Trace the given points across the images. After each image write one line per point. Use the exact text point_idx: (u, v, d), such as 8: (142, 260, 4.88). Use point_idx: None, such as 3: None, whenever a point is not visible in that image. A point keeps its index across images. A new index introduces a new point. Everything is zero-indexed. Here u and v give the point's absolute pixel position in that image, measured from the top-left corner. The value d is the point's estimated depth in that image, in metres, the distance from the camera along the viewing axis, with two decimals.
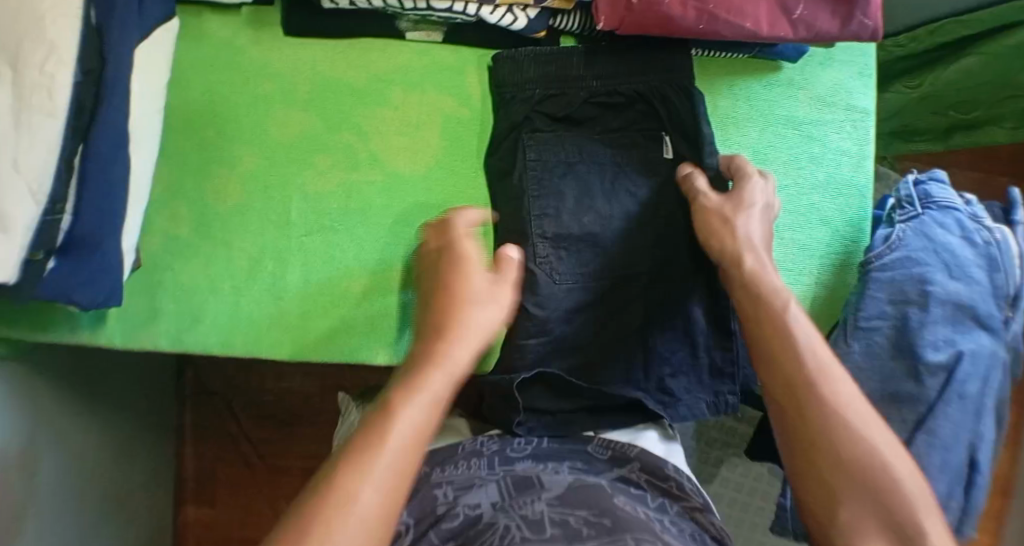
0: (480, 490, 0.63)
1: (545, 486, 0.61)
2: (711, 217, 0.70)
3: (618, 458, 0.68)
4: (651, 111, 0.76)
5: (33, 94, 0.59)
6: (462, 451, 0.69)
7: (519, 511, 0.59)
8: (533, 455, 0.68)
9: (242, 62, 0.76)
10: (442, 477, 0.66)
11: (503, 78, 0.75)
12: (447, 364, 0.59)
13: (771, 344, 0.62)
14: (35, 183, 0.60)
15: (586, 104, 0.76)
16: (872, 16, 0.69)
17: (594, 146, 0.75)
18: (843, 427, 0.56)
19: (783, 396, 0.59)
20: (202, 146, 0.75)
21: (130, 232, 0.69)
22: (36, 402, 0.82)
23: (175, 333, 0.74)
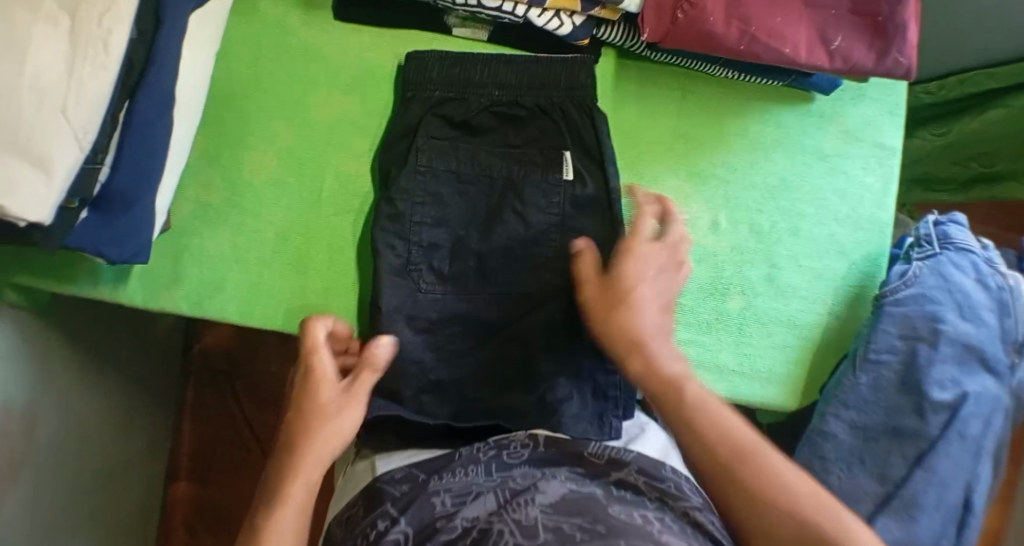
0: (478, 499, 0.59)
1: (542, 490, 0.58)
2: (613, 284, 0.65)
3: (615, 461, 0.65)
4: (550, 129, 0.76)
5: (88, 46, 0.60)
6: (459, 458, 0.67)
7: (513, 515, 0.54)
8: (529, 460, 0.66)
9: (290, 41, 0.78)
10: (439, 486, 0.63)
11: (409, 78, 0.76)
12: (323, 440, 0.64)
13: (684, 411, 0.56)
14: (81, 131, 0.60)
15: (484, 112, 0.76)
16: (907, 54, 0.70)
17: (485, 156, 0.75)
18: (794, 513, 0.49)
19: (721, 473, 0.52)
20: (242, 119, 0.77)
21: (164, 193, 0.70)
22: (46, 356, 0.83)
23: (195, 299, 0.74)
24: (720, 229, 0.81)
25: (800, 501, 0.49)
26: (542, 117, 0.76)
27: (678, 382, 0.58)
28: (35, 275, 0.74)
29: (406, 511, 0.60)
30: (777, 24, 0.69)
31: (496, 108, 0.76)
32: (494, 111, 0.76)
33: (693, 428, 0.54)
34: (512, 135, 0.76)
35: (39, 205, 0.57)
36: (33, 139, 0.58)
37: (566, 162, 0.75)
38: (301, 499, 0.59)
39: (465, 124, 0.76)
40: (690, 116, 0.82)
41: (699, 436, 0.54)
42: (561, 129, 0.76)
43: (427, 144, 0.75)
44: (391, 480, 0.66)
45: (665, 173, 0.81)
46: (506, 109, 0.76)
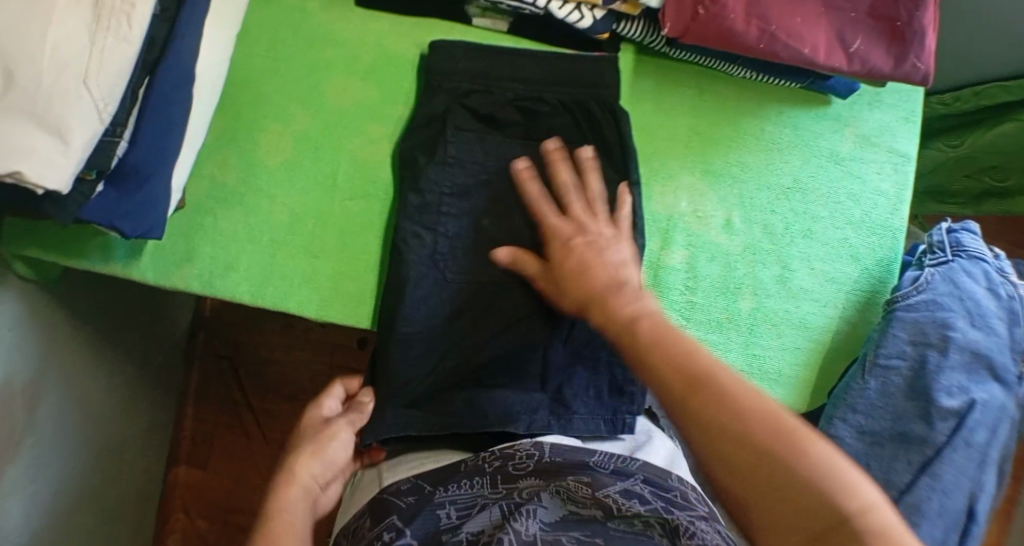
0: (483, 512, 0.58)
1: (543, 504, 0.58)
2: (576, 245, 0.66)
3: (621, 471, 0.65)
4: (572, 124, 0.76)
5: (112, 17, 0.61)
6: (463, 468, 0.66)
7: (516, 527, 0.54)
8: (535, 471, 0.64)
9: (310, 26, 0.79)
10: (443, 497, 0.62)
11: (434, 68, 0.77)
12: (317, 456, 0.66)
13: (640, 349, 0.53)
14: (102, 103, 0.60)
15: (510, 106, 0.76)
16: (924, 60, 0.71)
17: (510, 150, 0.75)
18: (741, 409, 0.46)
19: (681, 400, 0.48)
20: (260, 101, 0.77)
21: (179, 170, 0.71)
22: (51, 331, 0.83)
23: (205, 277, 0.74)
24: (733, 228, 0.81)
25: (761, 411, 0.46)
26: (565, 111, 0.77)
27: (638, 323, 0.55)
28: (47, 248, 0.74)
29: (410, 522, 0.59)
30: (797, 25, 0.69)
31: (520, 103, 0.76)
32: (516, 104, 0.77)
33: (656, 363, 0.51)
34: (534, 129, 0.76)
35: (57, 174, 0.58)
36: (53, 108, 0.58)
37: (585, 155, 0.75)
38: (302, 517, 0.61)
39: (489, 117, 0.76)
40: (705, 115, 0.82)
41: (662, 372, 0.51)
42: (582, 123, 0.76)
43: (453, 136, 0.75)
44: (397, 492, 0.64)
45: (678, 170, 0.81)
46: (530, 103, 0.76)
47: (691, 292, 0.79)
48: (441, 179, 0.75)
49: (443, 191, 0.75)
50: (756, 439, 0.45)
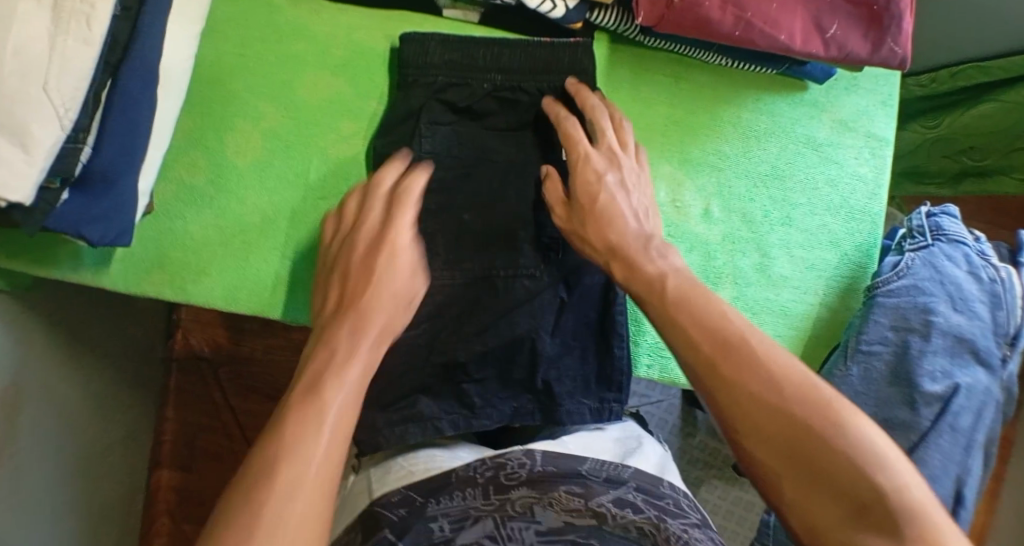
0: (476, 524, 0.56)
1: (538, 518, 0.56)
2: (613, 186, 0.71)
3: (614, 480, 0.65)
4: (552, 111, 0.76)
5: (72, 19, 0.58)
6: (455, 480, 0.65)
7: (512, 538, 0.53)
8: (527, 480, 0.63)
9: (277, 21, 0.76)
10: (436, 510, 0.61)
11: (409, 60, 0.75)
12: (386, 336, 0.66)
13: (675, 313, 0.60)
14: (63, 108, 0.58)
15: (488, 97, 0.75)
16: (902, 44, 0.70)
17: (490, 142, 0.75)
18: (761, 367, 0.54)
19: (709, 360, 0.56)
20: (228, 99, 0.75)
21: (147, 174, 0.69)
22: (23, 340, 0.81)
23: (178, 283, 0.73)
24: (712, 217, 0.80)
25: (784, 377, 0.53)
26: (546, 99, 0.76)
27: (665, 280, 0.63)
28: (12, 257, 0.72)
29: (403, 536, 0.57)
30: (774, 12, 0.68)
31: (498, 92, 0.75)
32: (495, 93, 0.75)
33: (685, 322, 0.59)
34: (513, 118, 0.76)
35: (20, 184, 0.56)
36: (14, 116, 0.56)
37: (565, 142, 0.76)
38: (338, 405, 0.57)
39: (467, 108, 0.75)
40: (683, 104, 0.81)
41: (689, 331, 0.58)
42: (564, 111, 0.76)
43: (431, 131, 0.74)
44: (388, 504, 0.64)
45: (657, 160, 0.80)
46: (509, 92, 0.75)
47: None
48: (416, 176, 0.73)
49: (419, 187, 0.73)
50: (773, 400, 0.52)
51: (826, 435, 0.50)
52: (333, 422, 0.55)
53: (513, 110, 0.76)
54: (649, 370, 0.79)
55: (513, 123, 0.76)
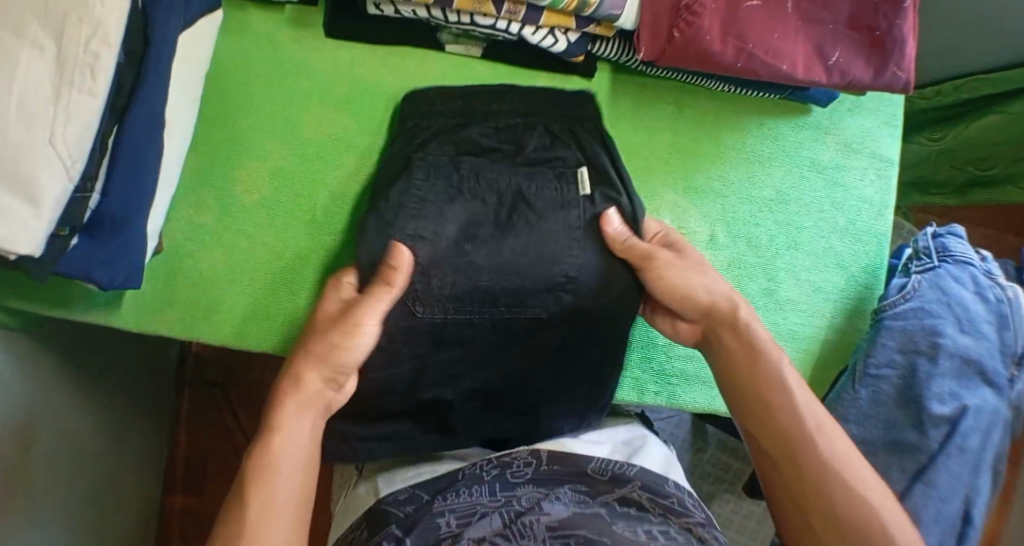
0: (483, 521, 0.60)
1: (546, 512, 0.60)
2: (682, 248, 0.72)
3: (618, 479, 0.67)
4: (556, 145, 0.74)
5: (75, 70, 0.59)
6: (462, 478, 0.68)
7: (522, 540, 0.56)
8: (533, 479, 0.67)
9: (281, 58, 0.76)
10: (443, 506, 0.63)
11: (410, 110, 0.75)
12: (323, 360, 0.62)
13: (722, 336, 0.67)
14: (69, 160, 0.59)
15: (491, 137, 0.74)
16: (905, 69, 0.70)
17: (492, 174, 0.72)
18: (779, 409, 0.61)
19: (743, 385, 0.64)
20: (234, 137, 0.75)
21: (155, 216, 0.69)
22: (36, 378, 0.82)
23: (188, 321, 0.74)
24: (718, 243, 0.80)
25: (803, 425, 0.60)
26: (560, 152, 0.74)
27: (719, 307, 0.67)
28: (25, 297, 0.73)
29: (410, 533, 0.60)
30: (775, 41, 0.68)
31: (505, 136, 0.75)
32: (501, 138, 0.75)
33: (725, 348, 0.66)
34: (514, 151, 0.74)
35: (28, 235, 0.58)
36: (20, 169, 0.57)
37: (582, 178, 0.73)
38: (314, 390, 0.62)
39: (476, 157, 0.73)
40: (686, 130, 0.81)
41: (728, 357, 0.66)
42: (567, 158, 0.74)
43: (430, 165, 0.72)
44: (395, 501, 0.66)
45: (662, 188, 0.80)
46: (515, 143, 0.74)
47: None
48: (411, 204, 0.70)
49: (413, 214, 0.70)
50: (794, 444, 0.60)
51: (831, 488, 0.57)
52: (298, 412, 0.60)
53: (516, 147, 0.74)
54: (656, 397, 0.79)
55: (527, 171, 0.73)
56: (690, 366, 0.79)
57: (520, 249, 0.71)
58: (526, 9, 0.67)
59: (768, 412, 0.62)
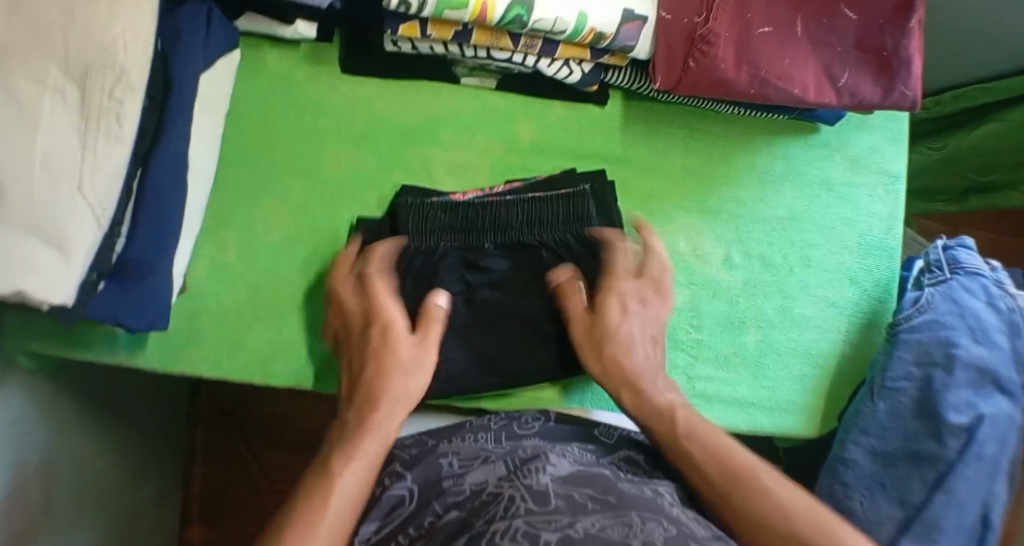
0: (485, 466, 0.67)
1: (551, 463, 0.64)
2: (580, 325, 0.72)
3: (625, 442, 0.74)
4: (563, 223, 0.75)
5: (101, 117, 0.59)
6: (469, 426, 0.75)
7: (524, 481, 0.61)
8: (540, 432, 0.74)
9: (298, 96, 0.76)
10: (447, 448, 0.71)
11: (412, 221, 0.74)
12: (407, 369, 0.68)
13: (679, 447, 0.64)
14: (98, 207, 0.59)
15: (506, 213, 0.75)
16: (912, 86, 0.71)
17: (508, 217, 0.75)
18: (765, 484, 0.59)
19: (718, 479, 0.61)
20: (253, 175, 0.75)
21: (179, 256, 0.69)
22: (51, 420, 0.80)
23: (214, 358, 0.73)
24: (732, 263, 0.82)
25: (801, 504, 0.58)
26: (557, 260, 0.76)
27: (674, 412, 0.66)
28: (43, 342, 0.72)
29: (415, 469, 0.69)
30: (787, 67, 0.69)
31: (472, 266, 0.75)
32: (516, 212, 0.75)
33: (694, 452, 0.63)
34: (510, 280, 0.75)
35: (60, 285, 0.57)
36: (50, 218, 0.56)
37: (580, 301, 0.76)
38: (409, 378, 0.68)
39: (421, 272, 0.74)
40: (698, 154, 0.82)
41: (697, 458, 0.63)
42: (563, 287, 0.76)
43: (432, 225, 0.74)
44: (401, 446, 0.74)
45: (675, 211, 0.81)
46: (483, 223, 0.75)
47: (696, 329, 0.81)
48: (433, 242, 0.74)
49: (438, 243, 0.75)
50: (752, 512, 0.58)
51: None
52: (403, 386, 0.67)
53: (513, 278, 0.75)
54: None
55: (504, 281, 0.75)
56: (710, 387, 0.80)
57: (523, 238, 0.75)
58: (542, 43, 0.68)
59: (753, 502, 0.58)
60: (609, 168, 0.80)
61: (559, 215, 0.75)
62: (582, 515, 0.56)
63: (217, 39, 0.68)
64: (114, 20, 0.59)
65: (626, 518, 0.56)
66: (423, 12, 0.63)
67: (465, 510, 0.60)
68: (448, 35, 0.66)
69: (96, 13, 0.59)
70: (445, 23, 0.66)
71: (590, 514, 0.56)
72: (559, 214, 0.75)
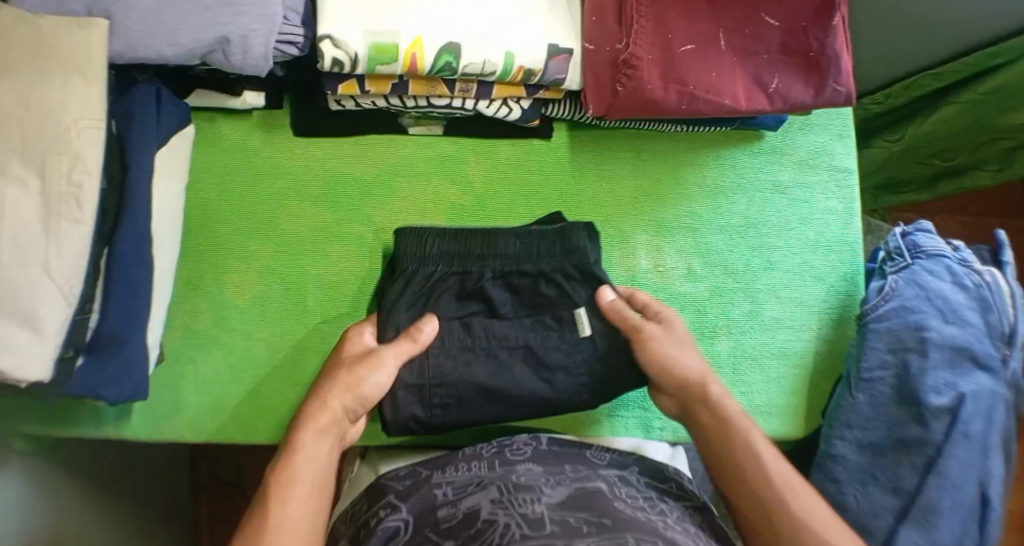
0: (480, 491, 0.67)
1: (543, 493, 0.65)
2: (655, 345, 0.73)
3: (618, 464, 0.75)
4: (568, 246, 0.77)
5: (61, 201, 0.61)
6: (463, 455, 0.75)
7: (519, 509, 0.62)
8: (532, 457, 0.74)
9: (256, 162, 0.79)
10: (442, 479, 0.72)
11: (408, 254, 0.76)
12: (356, 385, 0.70)
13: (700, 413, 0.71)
14: (66, 287, 0.61)
15: (504, 243, 0.77)
16: (844, 83, 0.73)
17: (505, 242, 0.77)
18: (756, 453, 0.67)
19: (715, 444, 0.70)
20: (220, 243, 0.78)
21: (153, 327, 0.71)
22: (51, 503, 0.82)
23: (198, 424, 0.75)
24: (696, 275, 0.83)
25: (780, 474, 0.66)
26: (560, 294, 0.77)
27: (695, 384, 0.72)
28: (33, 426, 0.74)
29: (411, 499, 0.70)
30: (714, 80, 0.71)
31: (472, 293, 0.77)
32: (513, 245, 0.77)
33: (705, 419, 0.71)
34: (512, 310, 0.77)
35: (35, 363, 0.59)
36: (21, 301, 0.59)
37: (581, 321, 0.76)
38: (345, 402, 0.69)
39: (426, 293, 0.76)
40: (649, 174, 0.84)
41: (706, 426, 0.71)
42: (561, 315, 0.77)
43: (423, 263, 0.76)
44: (395, 477, 0.75)
45: (632, 231, 0.83)
46: (478, 251, 0.77)
47: None
48: (418, 278, 0.76)
49: (433, 277, 0.76)
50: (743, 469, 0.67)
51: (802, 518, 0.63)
52: (341, 402, 0.69)
53: (512, 308, 0.77)
54: (662, 433, 0.82)
55: (507, 311, 0.77)
56: None
57: (519, 267, 0.77)
58: (477, 86, 0.71)
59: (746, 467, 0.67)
60: (564, 197, 0.83)
61: (553, 249, 0.78)
62: (577, 538, 0.57)
63: (169, 116, 0.72)
64: (64, 109, 0.62)
65: (621, 539, 0.57)
66: (357, 70, 0.66)
67: (460, 539, 0.61)
68: (386, 88, 0.70)
69: (48, 104, 0.62)
70: (382, 78, 0.69)
71: (585, 537, 0.57)
72: (555, 249, 0.77)
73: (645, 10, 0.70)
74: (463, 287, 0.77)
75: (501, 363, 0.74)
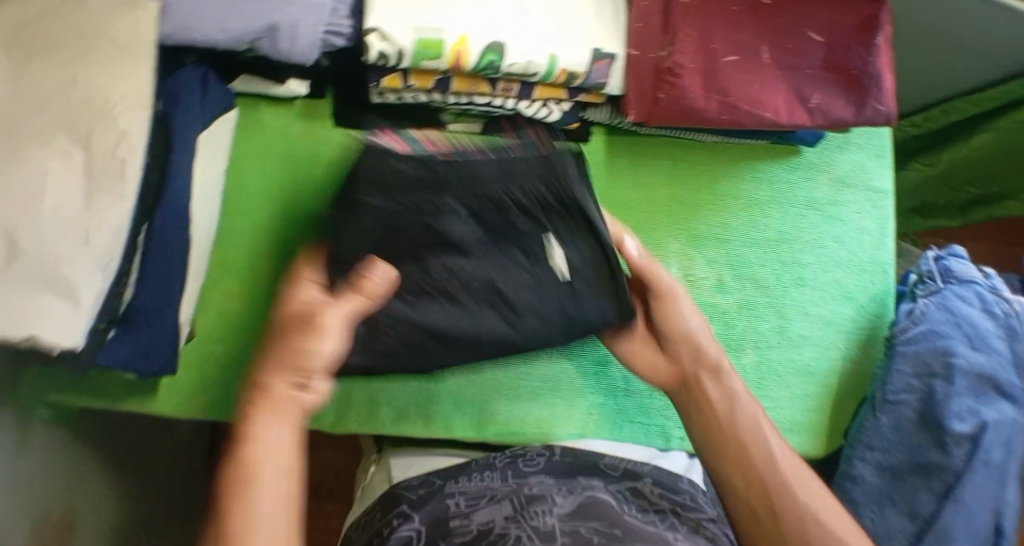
0: (492, 505, 0.68)
1: (555, 504, 0.66)
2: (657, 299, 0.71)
3: (630, 474, 0.75)
4: (542, 184, 0.67)
5: (106, 176, 0.63)
6: (476, 465, 0.77)
7: (530, 523, 0.63)
8: (545, 469, 0.75)
9: (296, 149, 0.80)
10: (455, 488, 0.73)
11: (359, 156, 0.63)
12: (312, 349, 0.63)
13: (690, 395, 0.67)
14: (105, 257, 0.62)
15: (475, 168, 0.66)
16: (885, 102, 0.72)
17: (479, 167, 0.66)
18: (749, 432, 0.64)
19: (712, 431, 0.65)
20: (255, 227, 0.79)
21: (185, 305, 0.72)
22: (72, 472, 0.83)
23: (222, 403, 0.76)
24: (726, 287, 0.83)
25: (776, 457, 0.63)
26: (536, 227, 0.70)
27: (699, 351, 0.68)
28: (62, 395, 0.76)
29: (423, 510, 0.70)
30: (756, 92, 0.71)
31: (430, 226, 0.66)
32: (490, 168, 0.66)
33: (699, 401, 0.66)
34: (478, 250, 0.69)
35: (70, 331, 0.60)
36: (58, 272, 0.60)
37: (554, 253, 0.71)
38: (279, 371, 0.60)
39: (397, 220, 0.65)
40: (683, 183, 0.84)
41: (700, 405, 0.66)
42: (533, 249, 0.71)
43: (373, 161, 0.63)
44: (408, 486, 0.75)
45: (665, 239, 0.83)
46: (440, 167, 0.65)
47: None
48: (370, 194, 0.63)
49: (378, 202, 0.64)
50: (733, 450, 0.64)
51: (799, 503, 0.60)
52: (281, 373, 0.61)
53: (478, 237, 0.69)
54: (683, 443, 0.82)
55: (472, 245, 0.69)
56: None
57: (506, 189, 0.67)
58: (520, 86, 0.72)
59: (735, 446, 0.64)
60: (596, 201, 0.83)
61: (534, 180, 0.67)
62: None
63: (214, 99, 0.73)
64: (114, 86, 0.64)
65: None
66: (402, 64, 0.67)
67: None
68: (430, 83, 0.70)
69: (99, 80, 0.64)
70: (425, 73, 0.70)
71: None
72: (533, 172, 0.67)
73: (690, 20, 0.70)
74: (432, 213, 0.66)
75: (466, 310, 0.72)
